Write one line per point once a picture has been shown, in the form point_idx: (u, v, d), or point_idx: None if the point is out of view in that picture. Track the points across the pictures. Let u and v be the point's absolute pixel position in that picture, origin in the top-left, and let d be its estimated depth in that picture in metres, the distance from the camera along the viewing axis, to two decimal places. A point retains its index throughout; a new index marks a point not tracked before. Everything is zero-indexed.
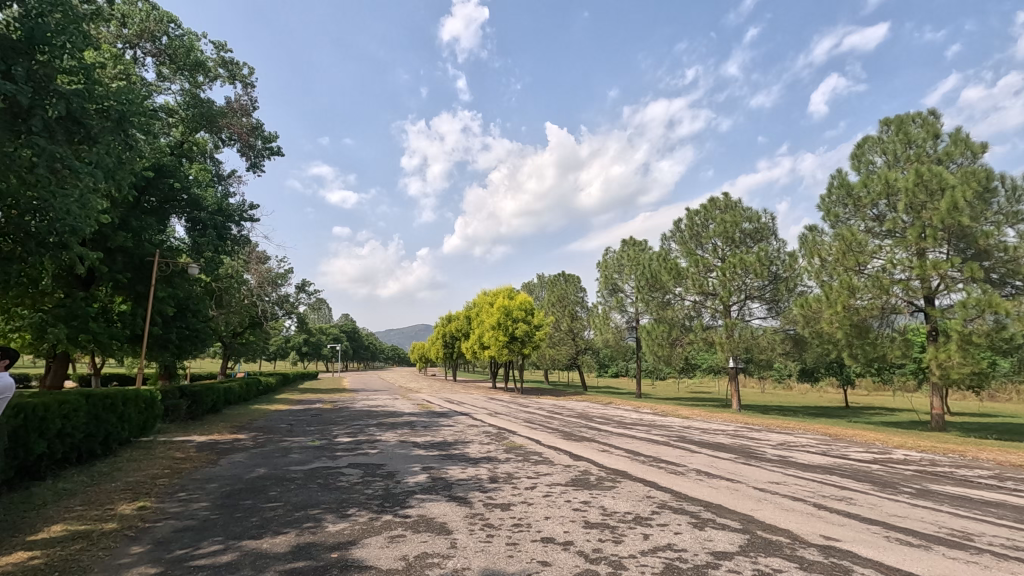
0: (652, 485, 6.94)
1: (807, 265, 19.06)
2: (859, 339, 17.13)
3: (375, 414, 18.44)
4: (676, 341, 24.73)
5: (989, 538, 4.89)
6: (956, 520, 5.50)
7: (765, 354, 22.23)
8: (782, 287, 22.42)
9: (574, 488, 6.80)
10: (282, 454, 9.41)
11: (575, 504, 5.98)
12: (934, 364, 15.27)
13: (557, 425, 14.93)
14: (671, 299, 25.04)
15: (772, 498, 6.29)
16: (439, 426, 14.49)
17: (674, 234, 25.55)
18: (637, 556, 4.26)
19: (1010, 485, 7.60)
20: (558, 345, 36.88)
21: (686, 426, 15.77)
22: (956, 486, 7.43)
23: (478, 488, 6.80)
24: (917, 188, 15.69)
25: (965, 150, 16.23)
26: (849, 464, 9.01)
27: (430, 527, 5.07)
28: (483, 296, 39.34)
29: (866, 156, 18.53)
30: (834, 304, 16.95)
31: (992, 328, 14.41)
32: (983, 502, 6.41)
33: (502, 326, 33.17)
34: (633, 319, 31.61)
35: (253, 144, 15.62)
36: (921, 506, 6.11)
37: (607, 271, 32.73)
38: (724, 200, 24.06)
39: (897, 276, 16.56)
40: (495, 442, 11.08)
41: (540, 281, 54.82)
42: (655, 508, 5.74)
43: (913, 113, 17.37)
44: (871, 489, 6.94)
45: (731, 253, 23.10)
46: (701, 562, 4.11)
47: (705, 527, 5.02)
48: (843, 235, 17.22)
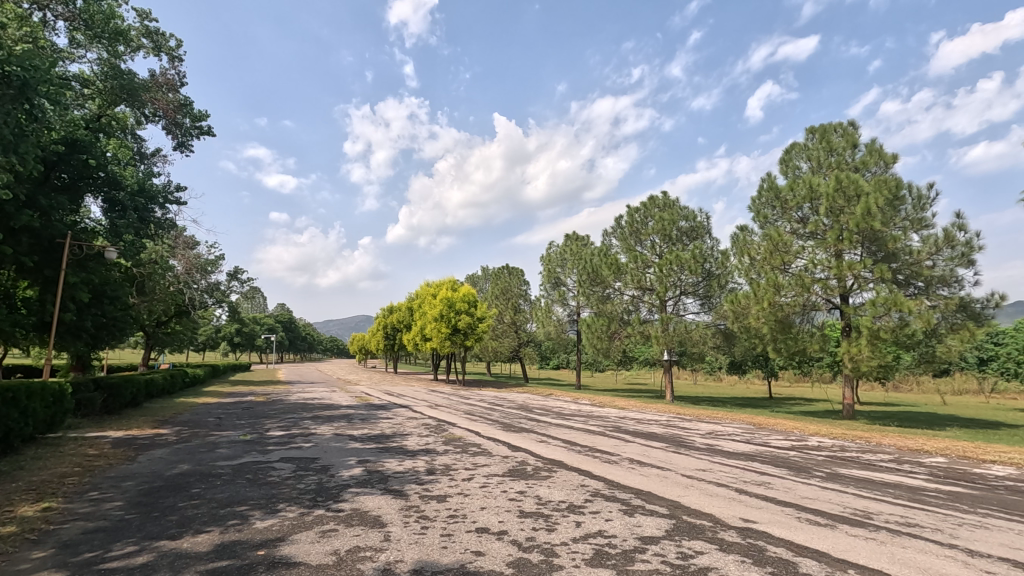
0: (586, 474, 7.14)
1: (738, 263, 20.06)
2: (783, 334, 18.18)
3: (311, 407, 17.92)
4: (615, 334, 25.21)
5: (885, 516, 5.37)
6: (859, 501, 5.99)
7: (698, 348, 23.23)
8: (714, 284, 23.54)
9: (511, 478, 6.88)
10: (209, 449, 9.00)
11: (511, 494, 6.06)
12: (847, 357, 16.40)
13: (497, 417, 15.04)
14: (611, 293, 25.75)
15: (698, 484, 6.61)
16: (377, 418, 14.29)
17: (615, 230, 26.20)
18: (569, 543, 4.37)
19: (907, 468, 8.33)
20: (501, 338, 37.05)
21: (622, 417, 16.26)
22: (861, 469, 8.10)
23: (416, 480, 6.76)
24: (837, 193, 16.85)
25: (878, 160, 17.53)
26: (769, 451, 9.61)
27: (363, 521, 4.98)
28: (427, 287, 38.93)
29: (793, 161, 19.63)
30: (761, 301, 17.94)
31: (897, 325, 15.74)
32: (883, 484, 7.01)
33: (445, 317, 32.90)
34: (574, 312, 32.24)
35: (181, 121, 14.67)
36: (830, 489, 6.60)
37: (550, 265, 33.17)
38: (663, 199, 24.88)
39: (818, 275, 17.71)
40: (435, 434, 11.04)
41: (484, 273, 54.91)
42: (588, 496, 5.91)
43: (836, 122, 18.59)
44: (788, 474, 7.43)
45: (668, 250, 23.96)
46: (630, 547, 4.27)
47: (634, 513, 5.22)
48: (770, 235, 18.22)
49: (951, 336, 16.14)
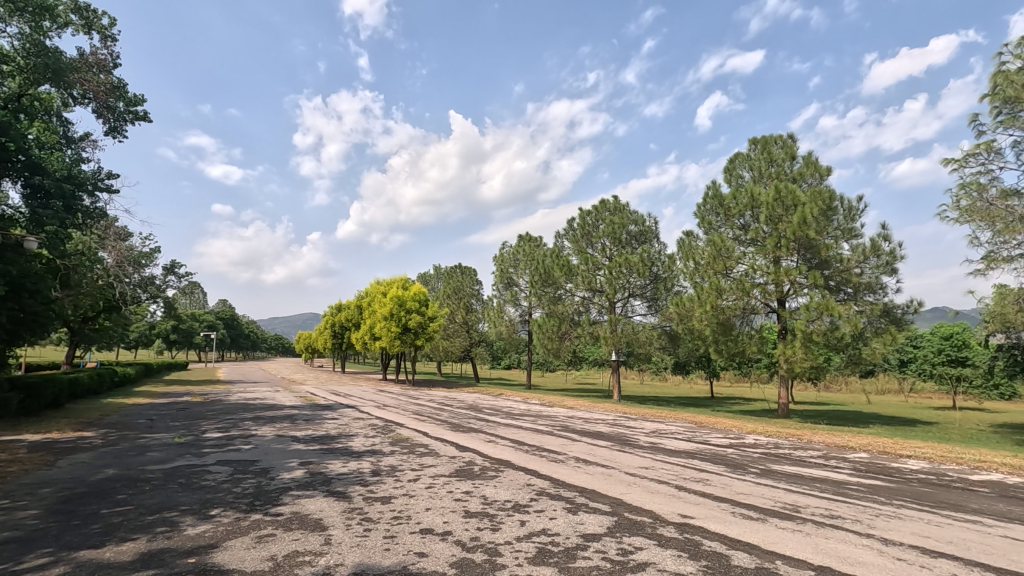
0: (533, 474, 7.21)
1: (683, 267, 20.72)
2: (724, 336, 18.96)
3: (252, 407, 17.26)
4: (565, 334, 25.52)
5: (812, 509, 5.68)
6: (789, 495, 6.32)
7: (644, 349, 23.85)
8: (661, 286, 24.26)
9: (457, 479, 6.85)
10: (138, 452, 8.51)
11: (456, 494, 6.03)
12: (782, 359, 17.24)
13: (445, 417, 14.96)
14: (562, 294, 26.09)
15: (640, 482, 6.80)
16: (323, 418, 13.94)
17: (567, 232, 26.55)
18: (512, 543, 4.39)
19: (834, 463, 8.87)
20: (452, 337, 36.82)
21: (570, 416, 16.49)
22: (792, 465, 8.55)
23: (360, 482, 6.63)
24: (776, 203, 17.73)
25: (814, 172, 18.56)
26: (708, 449, 9.98)
27: (303, 525, 4.84)
28: (377, 285, 38.18)
29: (736, 170, 20.44)
30: (705, 304, 18.62)
31: (828, 328, 16.69)
32: (811, 479, 7.44)
33: (395, 316, 32.40)
34: (526, 313, 32.46)
35: (113, 105, 13.83)
36: (763, 484, 6.92)
37: (503, 266, 33.28)
38: (614, 202, 25.42)
39: (757, 280, 18.51)
40: (382, 435, 10.87)
41: (437, 272, 54.46)
42: (534, 495, 5.96)
43: (776, 135, 19.53)
44: (725, 471, 7.75)
45: (618, 253, 24.50)
46: (571, 544, 4.35)
47: (578, 511, 5.31)
48: (714, 241, 18.93)
49: (875, 339, 17.25)
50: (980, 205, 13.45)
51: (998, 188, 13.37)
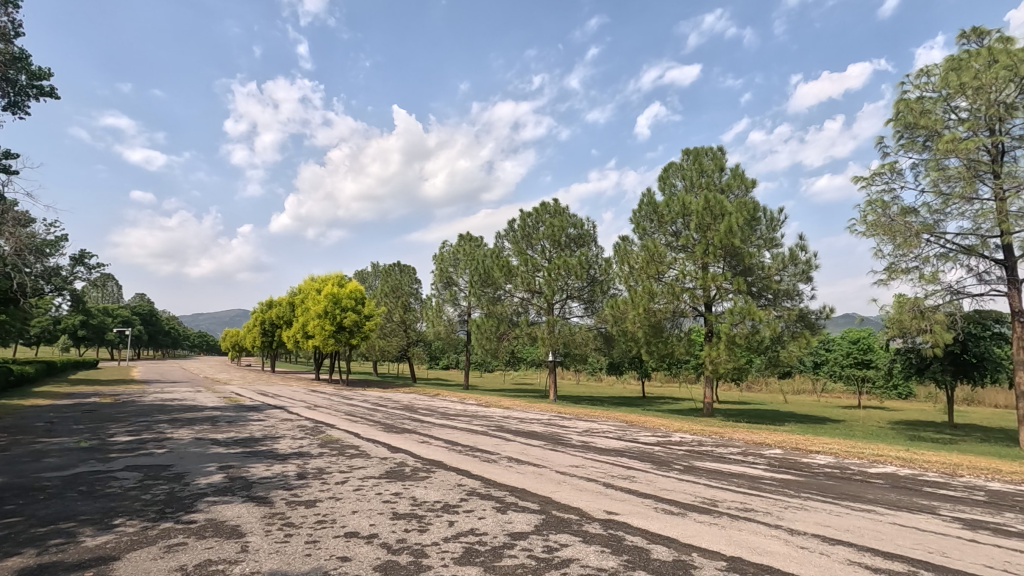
0: (465, 473, 7.20)
1: (619, 270, 21.30)
2: (654, 338, 19.72)
3: (168, 408, 16.20)
4: (503, 335, 25.63)
5: (729, 502, 6.00)
6: (708, 490, 6.64)
7: (580, 350, 24.35)
8: (597, 289, 24.84)
9: (387, 480, 6.74)
10: (33, 459, 7.78)
11: (385, 496, 5.92)
12: (708, 361, 18.09)
13: (378, 418, 14.66)
14: (501, 294, 26.20)
15: (570, 480, 6.94)
16: (247, 420, 13.31)
17: (508, 233, 26.70)
18: (439, 543, 4.37)
19: (750, 459, 9.42)
20: (389, 337, 36.10)
21: (506, 416, 16.56)
22: (713, 461, 9.01)
23: (284, 485, 6.37)
24: (705, 212, 18.62)
25: (740, 183, 19.65)
26: (637, 447, 10.31)
27: (218, 532, 4.61)
28: (311, 282, 36.89)
29: (670, 179, 21.26)
30: (638, 306, 19.25)
31: (750, 331, 17.67)
32: (729, 474, 7.84)
33: (329, 314, 31.45)
34: (465, 313, 32.34)
35: (14, 78, 12.61)
36: (685, 480, 7.24)
37: (443, 264, 33.04)
38: (554, 205, 25.82)
39: (687, 285, 19.32)
40: (310, 437, 10.51)
41: (375, 270, 53.29)
42: (464, 495, 5.96)
43: (707, 147, 20.53)
44: (651, 468, 8.04)
45: (557, 255, 24.90)
46: (498, 543, 4.37)
47: (507, 511, 5.35)
48: (648, 246, 19.58)
49: (792, 342, 18.45)
50: (883, 219, 14.64)
51: (899, 206, 14.65)
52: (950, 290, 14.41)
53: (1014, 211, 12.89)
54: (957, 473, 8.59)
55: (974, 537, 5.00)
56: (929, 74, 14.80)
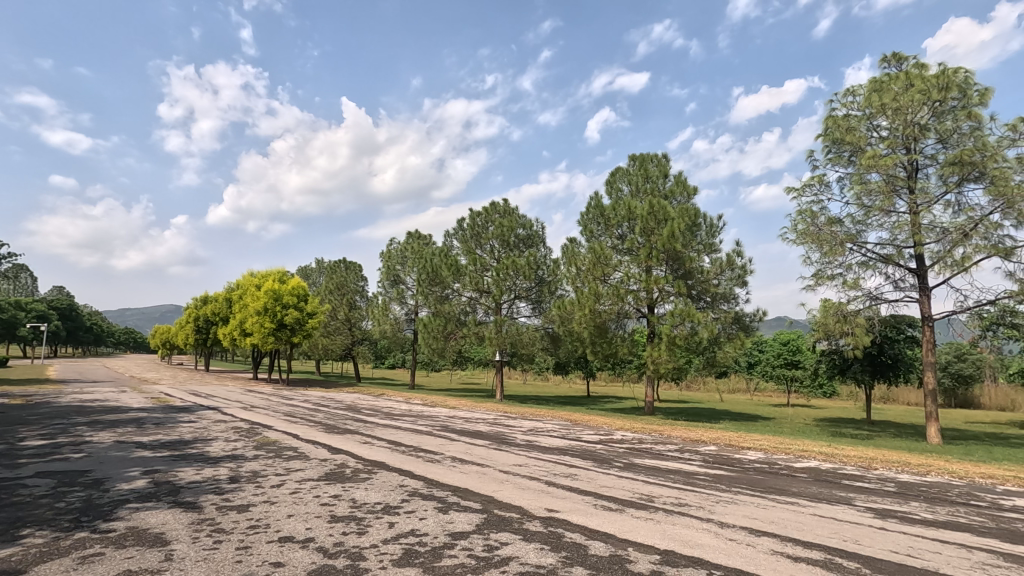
0: (407, 474, 7.12)
1: (566, 271, 21.62)
2: (599, 338, 20.15)
3: (88, 410, 15.13)
4: (450, 334, 25.50)
5: (664, 498, 6.22)
6: (646, 486, 6.86)
7: (527, 350, 24.53)
8: (545, 289, 25.08)
9: (326, 482, 6.56)
10: None
11: (324, 499, 5.77)
12: (650, 361, 18.66)
13: (319, 418, 14.22)
14: (449, 293, 26.04)
15: (513, 478, 7.00)
16: (177, 421, 12.61)
17: (457, 231, 26.56)
18: (378, 545, 4.30)
19: (687, 456, 9.80)
20: (333, 335, 35.13)
21: (451, 416, 16.48)
22: (652, 458, 9.30)
23: (214, 490, 6.08)
24: (649, 216, 19.20)
25: (683, 190, 20.38)
26: (579, 446, 10.49)
27: (140, 540, 4.35)
28: (250, 277, 35.42)
29: (617, 184, 21.76)
30: (584, 307, 19.60)
31: (689, 333, 18.32)
32: (666, 470, 8.13)
33: (269, 311, 30.27)
34: (412, 312, 31.94)
35: None
36: (624, 477, 7.45)
37: (390, 262, 32.47)
38: (504, 205, 25.91)
39: (631, 287, 19.83)
40: (245, 438, 10.09)
41: (319, 266, 51.76)
42: (406, 496, 5.89)
43: (653, 154, 21.19)
44: (592, 465, 8.21)
45: (506, 255, 24.99)
46: (438, 543, 4.35)
47: (448, 511, 5.33)
48: (594, 248, 19.96)
49: (728, 344, 19.30)
50: (812, 229, 15.54)
51: (826, 216, 15.59)
52: (870, 296, 15.48)
53: (925, 224, 13.99)
54: (872, 467, 9.25)
55: (884, 525, 5.40)
56: (854, 94, 15.86)
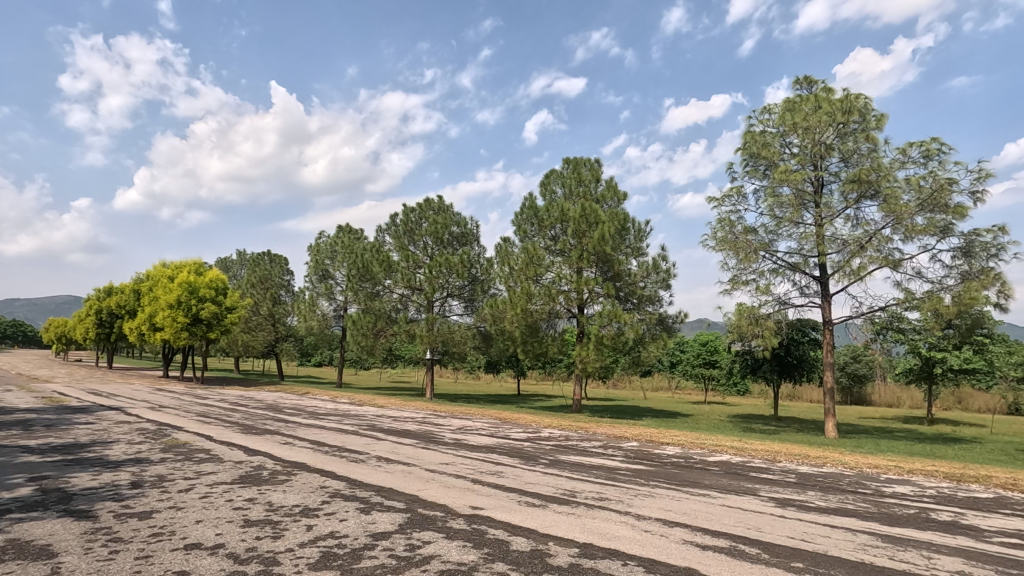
0: (329, 475, 6.90)
1: (499, 271, 21.75)
2: (530, 337, 20.41)
3: None
4: (380, 332, 24.98)
5: (587, 493, 6.40)
6: (569, 482, 7.05)
7: (458, 348, 24.43)
8: (478, 288, 25.07)
9: (240, 485, 6.25)
10: None
11: (237, 503, 5.49)
12: (578, 360, 19.13)
13: (235, 419, 13.45)
14: (380, 290, 25.47)
15: (438, 477, 6.95)
16: (71, 423, 11.53)
17: (390, 227, 26.04)
18: (294, 549, 4.15)
19: (610, 452, 10.15)
20: (254, 331, 33.40)
21: (379, 415, 16.13)
22: (577, 455, 9.55)
23: (112, 497, 5.63)
24: (581, 219, 19.69)
25: (613, 195, 21.02)
26: (507, 443, 10.60)
27: (22, 554, 3.96)
28: (162, 268, 33.03)
29: (551, 186, 22.12)
30: (516, 306, 19.79)
31: (616, 333, 18.92)
32: (589, 466, 8.38)
33: (183, 305, 28.35)
34: (340, 308, 30.94)
35: None
36: (549, 473, 7.61)
37: (318, 256, 31.30)
38: (438, 202, 25.66)
39: (562, 287, 20.21)
40: (150, 441, 9.38)
41: (240, 258, 49.05)
42: (326, 498, 5.72)
43: (586, 158, 21.77)
44: (519, 462, 8.33)
45: (439, 253, 24.76)
46: (358, 545, 4.26)
47: (371, 511, 5.22)
48: (527, 248, 20.19)
49: (652, 344, 20.16)
50: (730, 236, 16.52)
51: (742, 225, 16.60)
52: (779, 301, 16.66)
53: (828, 236, 15.22)
54: (777, 460, 9.95)
55: (783, 513, 5.84)
56: (770, 112, 17.00)
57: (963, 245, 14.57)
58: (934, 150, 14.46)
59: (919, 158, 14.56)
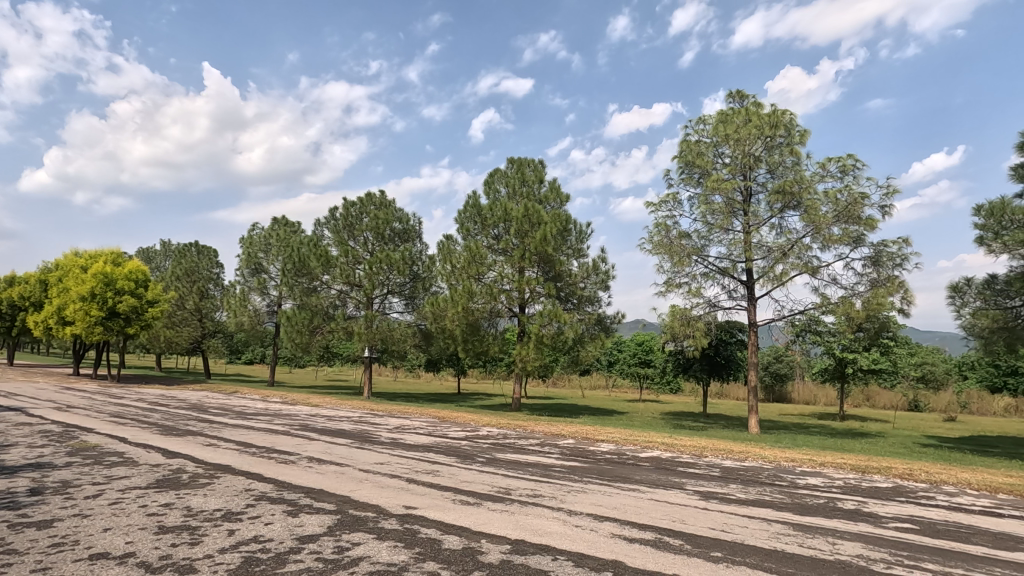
0: (255, 477, 6.62)
1: (440, 268, 21.57)
2: (471, 336, 20.34)
3: None
4: (316, 329, 24.20)
5: (521, 490, 6.47)
6: (505, 479, 7.10)
7: (398, 346, 24.01)
8: (419, 286, 24.74)
9: (156, 490, 5.88)
10: None
11: (151, 508, 5.16)
12: (518, 359, 19.27)
13: (154, 419, 12.62)
14: (317, 286, 24.67)
15: (372, 477, 6.82)
16: None
17: (328, 221, 25.26)
18: (213, 555, 3.95)
19: (546, 449, 10.30)
20: (178, 327, 31.50)
21: (313, 414, 15.63)
22: (514, 453, 9.64)
23: (5, 506, 5.14)
24: (524, 219, 19.86)
25: (556, 197, 21.31)
26: (444, 442, 10.54)
27: None
28: (74, 257, 30.53)
29: (494, 185, 22.14)
30: (457, 305, 19.69)
31: (556, 332, 19.18)
32: (526, 464, 8.48)
33: (97, 297, 26.33)
34: (274, 303, 29.73)
35: None
36: (485, 471, 7.64)
37: (251, 249, 29.92)
38: (380, 197, 25.14)
39: (504, 286, 20.30)
40: (55, 444, 8.65)
41: (164, 249, 46.12)
42: (251, 501, 5.48)
43: (530, 159, 21.99)
44: (455, 461, 8.29)
45: (379, 249, 24.27)
46: (284, 549, 4.11)
47: (298, 513, 5.05)
48: (470, 247, 20.14)
49: (591, 343, 20.62)
50: (665, 240, 17.13)
51: (677, 230, 17.25)
52: (709, 304, 17.44)
53: (754, 243, 16.08)
54: (703, 455, 10.43)
55: (706, 505, 6.13)
56: (704, 122, 17.76)
57: (873, 254, 15.79)
58: (849, 166, 15.57)
59: (837, 173, 15.64)
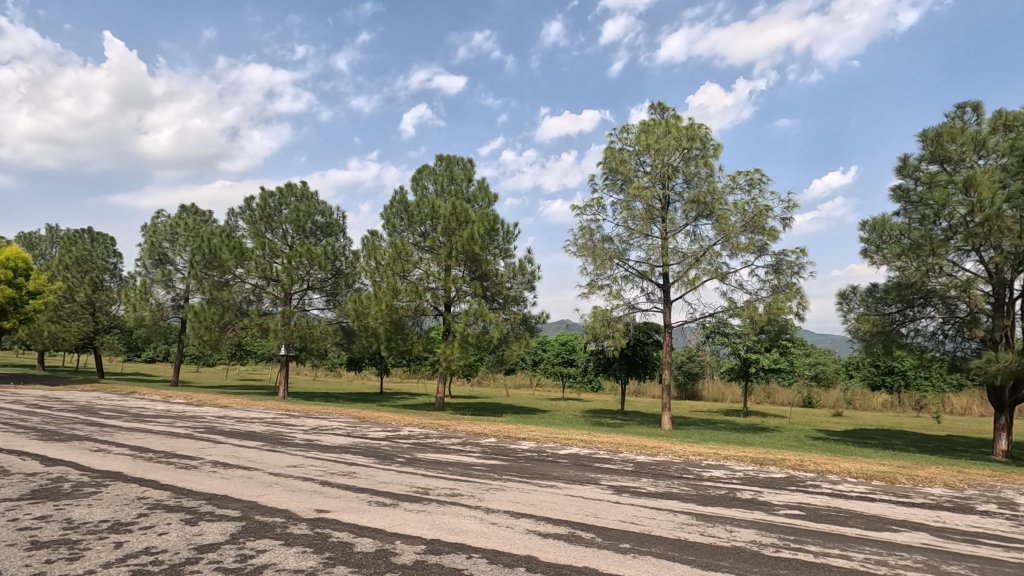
0: (150, 484, 6.12)
1: (364, 265, 20.96)
2: (395, 334, 19.90)
3: None
4: (227, 325, 22.90)
5: (439, 490, 6.42)
6: (423, 479, 7.03)
7: (317, 344, 23.12)
8: (341, 282, 23.90)
9: (30, 501, 5.30)
10: None
11: (23, 522, 4.64)
12: (442, 358, 19.08)
13: (31, 424, 11.37)
14: (229, 280, 23.23)
15: (283, 481, 6.51)
16: None
17: (244, 211, 23.85)
18: (95, 571, 3.62)
19: (467, 448, 10.29)
20: (66, 322, 28.53)
21: (221, 416, 14.70)
22: (435, 452, 9.55)
23: None
24: (451, 218, 19.74)
25: (484, 196, 21.35)
26: (363, 443, 10.27)
27: None
28: None
29: (422, 182, 21.83)
30: (380, 302, 19.21)
31: (481, 332, 19.20)
32: (446, 463, 8.43)
33: None
34: (179, 297, 27.67)
35: None
36: (404, 472, 7.52)
37: (155, 238, 27.67)
38: (301, 188, 24.06)
39: (429, 285, 20.04)
40: None
41: (51, 235, 41.64)
42: (144, 510, 5.07)
43: (459, 157, 21.91)
44: (373, 462, 8.10)
45: (299, 242, 23.25)
46: (179, 559, 3.84)
47: (198, 522, 4.74)
48: (395, 244, 19.81)
49: (516, 342, 20.84)
50: (589, 243, 17.64)
51: (600, 234, 17.80)
52: (628, 305, 18.13)
53: (671, 249, 16.91)
54: (618, 450, 10.83)
55: (619, 499, 6.37)
56: (628, 131, 18.48)
57: (775, 263, 17.08)
58: (755, 180, 16.75)
59: (745, 185, 16.76)
